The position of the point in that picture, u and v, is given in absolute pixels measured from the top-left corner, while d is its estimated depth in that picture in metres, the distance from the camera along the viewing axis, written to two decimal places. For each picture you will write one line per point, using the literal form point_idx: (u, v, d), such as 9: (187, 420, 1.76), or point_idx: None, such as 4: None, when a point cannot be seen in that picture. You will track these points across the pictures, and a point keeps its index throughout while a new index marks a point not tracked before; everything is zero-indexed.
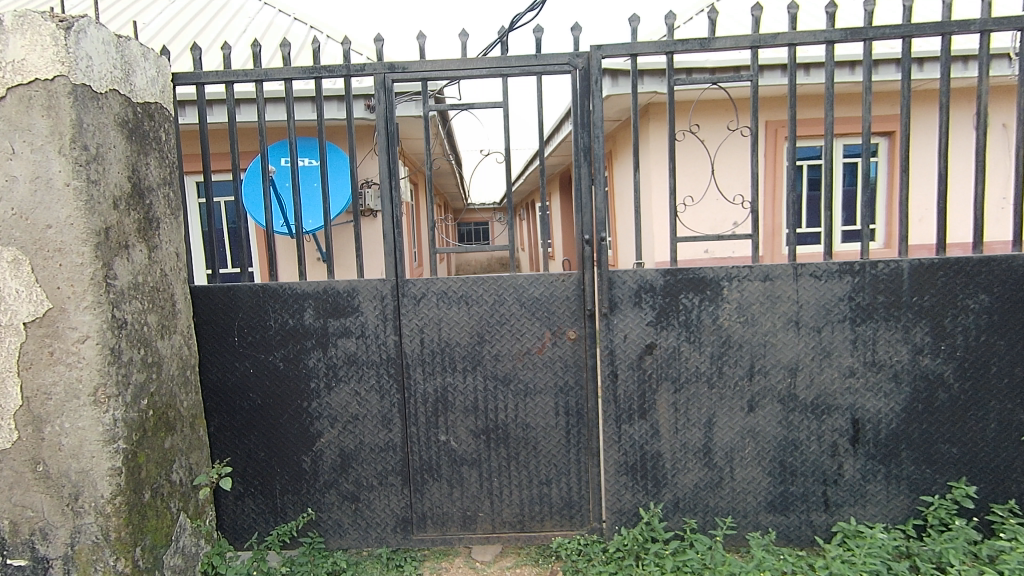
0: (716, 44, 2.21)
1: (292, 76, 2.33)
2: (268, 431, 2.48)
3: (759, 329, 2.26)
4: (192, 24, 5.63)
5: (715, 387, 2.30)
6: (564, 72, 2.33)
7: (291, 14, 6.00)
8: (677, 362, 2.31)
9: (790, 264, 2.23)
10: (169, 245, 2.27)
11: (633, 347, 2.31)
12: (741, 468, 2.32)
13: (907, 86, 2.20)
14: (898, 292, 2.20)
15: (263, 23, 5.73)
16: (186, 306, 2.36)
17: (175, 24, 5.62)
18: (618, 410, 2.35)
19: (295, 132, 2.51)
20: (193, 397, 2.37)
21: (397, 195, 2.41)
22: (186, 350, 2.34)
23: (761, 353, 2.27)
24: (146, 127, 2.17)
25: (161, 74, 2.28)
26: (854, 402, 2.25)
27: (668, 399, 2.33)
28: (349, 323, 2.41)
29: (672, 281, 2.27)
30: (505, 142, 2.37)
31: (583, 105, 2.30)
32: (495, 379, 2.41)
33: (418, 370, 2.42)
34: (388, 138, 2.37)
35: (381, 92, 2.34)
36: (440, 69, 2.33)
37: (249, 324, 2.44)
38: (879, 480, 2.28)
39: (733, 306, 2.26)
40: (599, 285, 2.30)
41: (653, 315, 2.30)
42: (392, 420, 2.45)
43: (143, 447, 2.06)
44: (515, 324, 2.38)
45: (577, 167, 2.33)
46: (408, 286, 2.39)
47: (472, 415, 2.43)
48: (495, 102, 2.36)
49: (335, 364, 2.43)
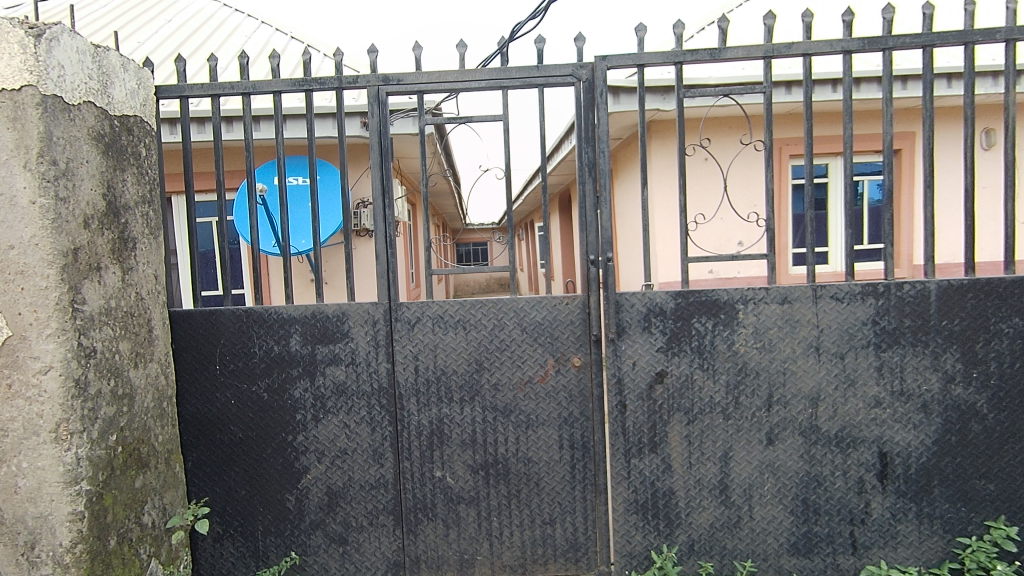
0: (727, 54, 2.10)
1: (281, 89, 2.21)
2: (249, 466, 2.30)
3: (778, 355, 2.11)
4: (186, 42, 5.53)
5: (731, 419, 2.14)
6: (566, 84, 2.22)
7: (288, 32, 5.93)
8: (689, 392, 2.15)
9: (809, 286, 2.09)
10: (146, 266, 2.13)
11: (642, 376, 2.16)
12: (760, 507, 2.15)
13: (929, 98, 2.09)
14: (925, 316, 2.05)
15: (259, 41, 5.65)
16: (163, 332, 2.20)
17: (169, 41, 5.52)
18: (626, 443, 2.19)
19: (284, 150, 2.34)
20: (169, 431, 2.20)
21: (391, 214, 2.26)
22: (162, 379, 2.17)
23: (780, 382, 2.12)
24: (123, 142, 2.04)
25: (142, 85, 2.15)
26: (881, 434, 2.09)
27: (681, 432, 2.16)
28: (338, 350, 2.26)
29: (684, 304, 2.13)
30: (505, 156, 2.24)
31: (587, 118, 2.18)
32: (494, 410, 2.25)
33: (412, 401, 2.26)
34: (382, 153, 2.24)
35: (375, 105, 2.23)
36: (437, 81, 2.21)
37: (232, 350, 2.28)
38: (911, 519, 2.11)
39: (749, 331, 2.12)
40: (605, 308, 2.16)
41: (664, 342, 2.15)
42: (384, 455, 2.28)
43: (109, 488, 1.89)
44: (516, 351, 2.23)
45: (582, 184, 2.21)
46: (402, 310, 2.24)
47: (470, 449, 2.26)
48: (495, 116, 2.24)
49: (323, 394, 2.27)
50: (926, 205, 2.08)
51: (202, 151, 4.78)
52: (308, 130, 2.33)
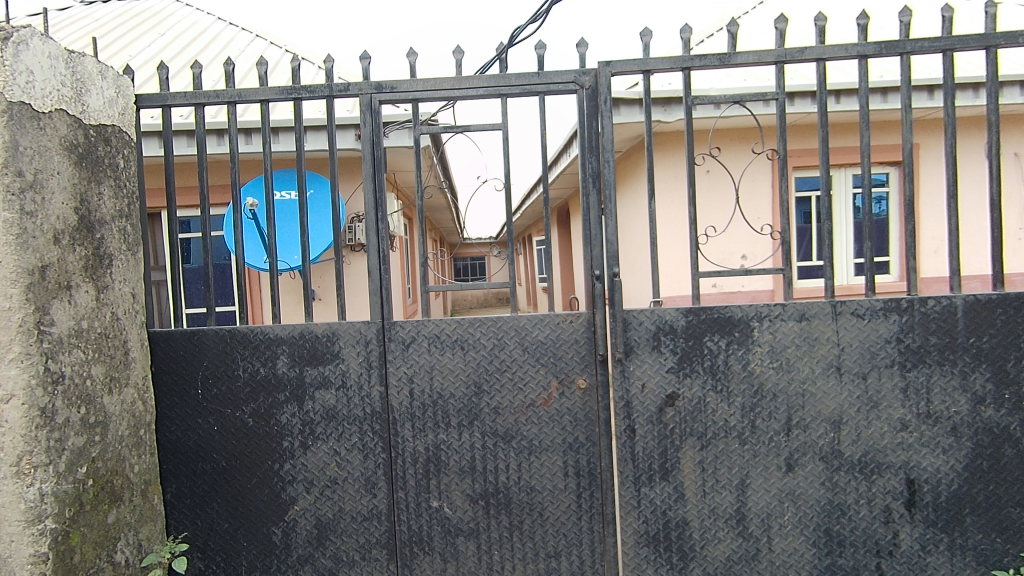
0: (738, 59, 2.01)
1: (268, 97, 2.10)
2: (233, 498, 2.15)
3: (796, 375, 1.99)
4: (179, 55, 5.46)
5: (748, 444, 2.01)
6: (569, 91, 2.11)
7: (283, 45, 5.87)
8: (703, 415, 2.02)
9: (828, 302, 1.97)
10: (123, 285, 1.99)
11: (651, 398, 2.03)
12: (780, 538, 2.01)
13: (950, 104, 1.99)
14: (952, 333, 1.93)
15: (253, 54, 5.57)
16: (142, 355, 2.07)
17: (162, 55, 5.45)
18: (636, 471, 2.04)
19: (272, 163, 2.22)
20: (146, 461, 2.05)
21: (385, 228, 2.13)
22: (140, 406, 2.04)
23: (799, 404, 1.99)
24: (100, 153, 1.92)
25: (121, 94, 2.03)
26: (908, 459, 1.96)
27: (694, 458, 2.03)
28: (328, 373, 2.12)
29: (695, 322, 2.00)
30: (505, 167, 2.13)
31: (591, 126, 2.08)
32: (494, 435, 2.11)
33: (407, 426, 2.12)
34: (375, 163, 2.12)
35: (368, 114, 2.11)
36: (432, 89, 2.11)
37: (214, 374, 2.14)
38: (942, 551, 1.96)
39: (765, 349, 1.99)
40: (612, 327, 2.03)
41: (675, 361, 2.02)
42: (377, 484, 2.14)
43: (77, 525, 1.75)
44: (517, 373, 2.10)
45: (586, 196, 2.09)
46: (396, 329, 2.12)
47: (469, 478, 2.12)
48: (494, 125, 2.14)
49: (311, 420, 2.13)
50: (949, 215, 1.97)
51: (188, 165, 4.68)
52: (297, 141, 2.22)
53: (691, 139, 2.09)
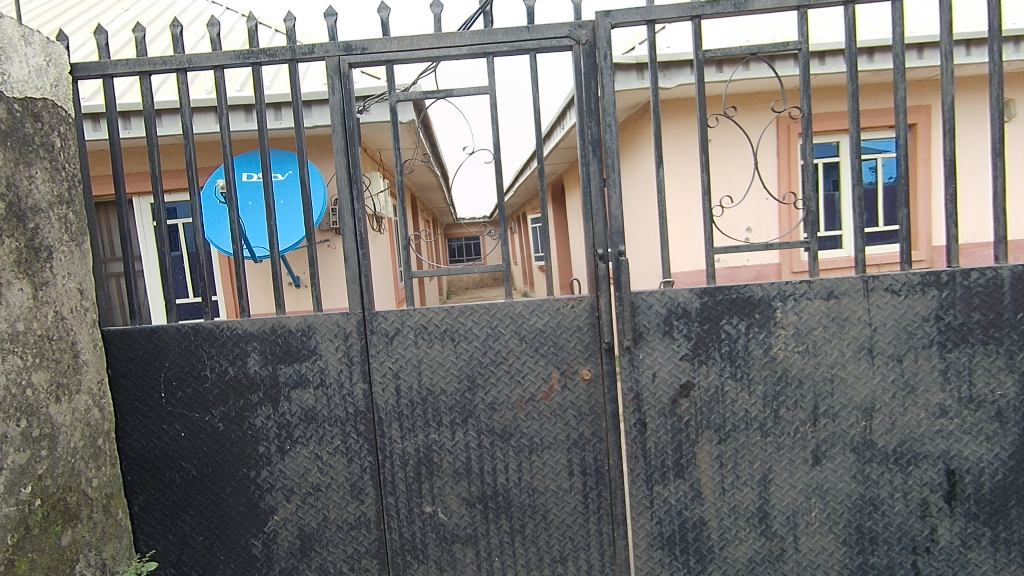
0: (755, 5, 1.77)
1: (222, 63, 1.85)
2: (206, 510, 1.95)
3: (824, 360, 1.79)
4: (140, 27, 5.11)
5: (770, 436, 1.82)
6: (563, 47, 1.86)
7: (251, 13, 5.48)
8: (720, 405, 1.83)
9: (859, 278, 1.77)
10: (67, 280, 1.76)
11: (663, 389, 1.83)
12: (808, 537, 1.83)
13: (997, 51, 1.76)
14: (998, 308, 1.74)
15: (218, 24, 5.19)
16: (95, 358, 1.85)
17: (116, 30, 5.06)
18: (648, 469, 1.85)
19: (231, 146, 1.94)
20: (107, 473, 1.85)
21: (361, 210, 1.91)
22: (95, 414, 1.83)
23: (827, 391, 1.80)
24: (28, 130, 1.67)
25: (53, 63, 1.77)
26: (947, 448, 1.78)
27: (712, 453, 1.84)
28: (305, 371, 1.91)
29: (711, 303, 1.80)
30: (493, 136, 1.89)
31: (589, 87, 1.84)
32: (491, 434, 1.92)
33: (394, 426, 1.92)
34: (347, 136, 1.88)
35: (336, 78, 1.86)
36: (409, 49, 1.85)
37: (178, 375, 1.92)
38: (984, 546, 1.80)
39: (789, 332, 1.79)
40: (618, 311, 1.82)
41: (690, 348, 1.82)
42: (364, 490, 1.95)
43: (23, 552, 1.57)
44: (514, 365, 1.90)
45: (587, 165, 1.85)
46: (378, 320, 1.90)
47: (464, 480, 1.93)
48: (480, 88, 1.89)
49: (289, 422, 1.93)
50: (996, 176, 1.75)
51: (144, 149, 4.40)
52: (260, 121, 1.93)
53: (702, 97, 1.84)
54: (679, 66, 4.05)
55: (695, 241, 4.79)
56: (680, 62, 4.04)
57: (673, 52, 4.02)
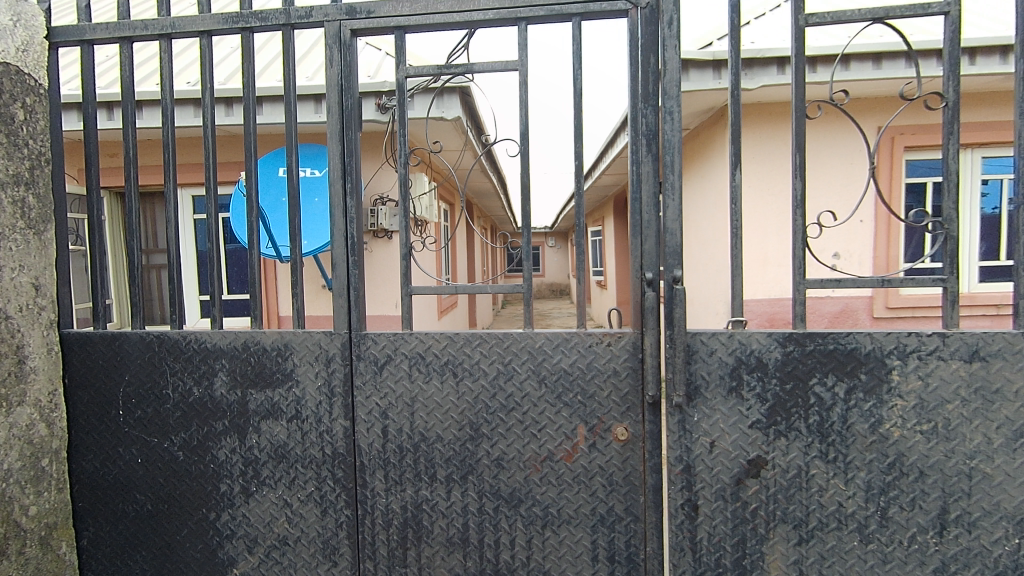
0: None
1: (209, 27, 1.59)
2: (159, 552, 1.66)
3: (959, 447, 1.28)
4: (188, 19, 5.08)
5: (873, 543, 1.33)
6: (615, 13, 1.46)
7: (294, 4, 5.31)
8: (803, 494, 1.35)
9: (1020, 335, 1.25)
10: (17, 275, 1.52)
11: (723, 465, 1.37)
12: None
13: None
14: None
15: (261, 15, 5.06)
16: (47, 365, 1.61)
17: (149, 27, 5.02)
18: (698, 568, 1.40)
19: (214, 141, 1.61)
20: (50, 500, 1.60)
21: (356, 207, 1.57)
22: (41, 431, 1.58)
23: (962, 490, 1.29)
24: None
25: (20, 24, 1.54)
26: None
27: (787, 557, 1.36)
28: (278, 399, 1.59)
29: (797, 355, 1.33)
30: (520, 123, 1.51)
31: (647, 61, 1.42)
32: (495, 498, 1.52)
33: (378, 477, 1.56)
34: (344, 117, 1.56)
35: (334, 48, 1.54)
36: (424, 11, 1.51)
37: (138, 391, 1.65)
38: None
39: (909, 403, 1.29)
40: (669, 356, 1.38)
41: (765, 414, 1.35)
42: (338, 550, 1.59)
43: None
44: (529, 415, 1.50)
45: (638, 162, 1.43)
46: (366, 345, 1.56)
47: (459, 554, 1.54)
48: (507, 63, 1.51)
49: (256, 459, 1.61)
50: None
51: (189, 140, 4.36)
52: (246, 105, 1.60)
53: (800, 74, 1.35)
54: (763, 64, 3.54)
55: (770, 266, 4.21)
56: (766, 60, 3.53)
57: (758, 47, 3.52)
